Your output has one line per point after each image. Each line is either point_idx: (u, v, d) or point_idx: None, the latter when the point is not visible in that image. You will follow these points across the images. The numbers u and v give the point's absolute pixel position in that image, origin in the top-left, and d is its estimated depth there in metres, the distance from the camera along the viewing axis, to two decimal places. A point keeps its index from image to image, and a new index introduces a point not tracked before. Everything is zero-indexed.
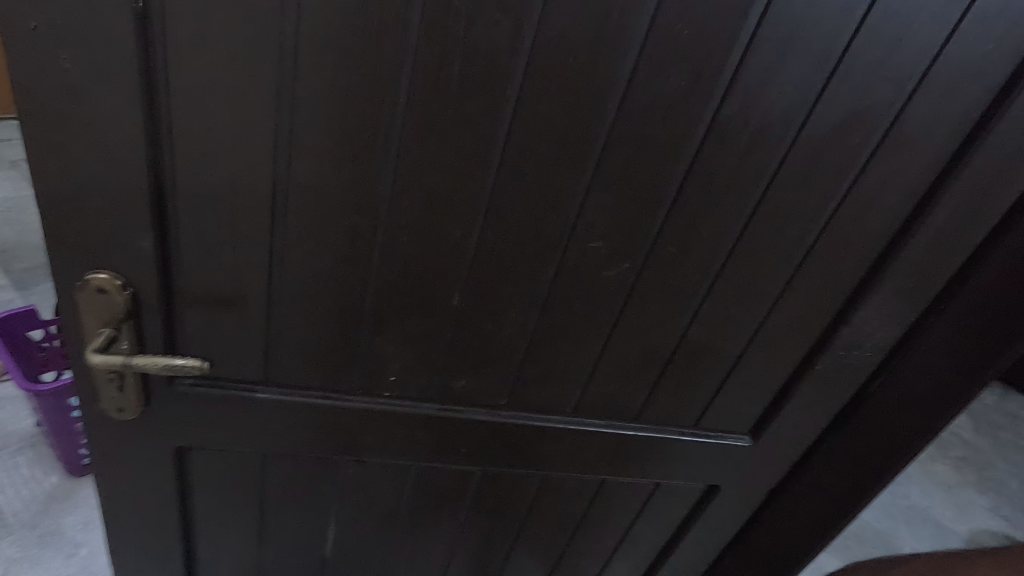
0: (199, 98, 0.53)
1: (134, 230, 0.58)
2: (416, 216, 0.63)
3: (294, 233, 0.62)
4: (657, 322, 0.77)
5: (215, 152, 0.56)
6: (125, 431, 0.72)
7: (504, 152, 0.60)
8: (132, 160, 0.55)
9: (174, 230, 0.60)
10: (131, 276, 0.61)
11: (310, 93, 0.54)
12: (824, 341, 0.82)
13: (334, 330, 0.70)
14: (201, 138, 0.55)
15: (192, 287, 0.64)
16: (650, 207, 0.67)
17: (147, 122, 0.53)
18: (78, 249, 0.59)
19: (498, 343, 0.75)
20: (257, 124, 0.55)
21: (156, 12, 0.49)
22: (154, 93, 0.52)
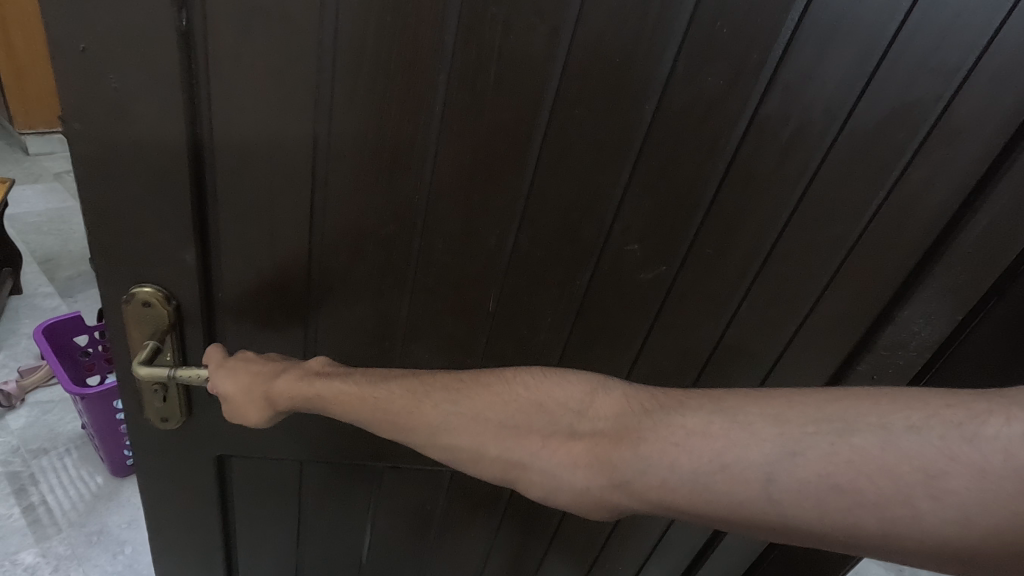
0: (242, 111, 0.54)
1: (178, 243, 0.59)
2: (451, 223, 0.63)
3: (334, 243, 0.63)
4: (695, 324, 0.76)
5: (255, 165, 0.57)
6: (167, 441, 0.73)
7: (539, 158, 0.60)
8: (176, 174, 0.55)
9: (216, 242, 0.61)
10: (175, 289, 0.62)
11: (347, 104, 0.55)
12: (866, 341, 0.81)
13: (372, 337, 0.71)
14: (242, 152, 0.56)
15: (233, 297, 0.65)
16: (688, 209, 0.66)
17: (189, 137, 0.54)
18: (124, 262, 0.60)
19: (534, 349, 0.75)
20: (297, 137, 0.56)
21: (199, 30, 0.49)
22: (198, 107, 0.53)
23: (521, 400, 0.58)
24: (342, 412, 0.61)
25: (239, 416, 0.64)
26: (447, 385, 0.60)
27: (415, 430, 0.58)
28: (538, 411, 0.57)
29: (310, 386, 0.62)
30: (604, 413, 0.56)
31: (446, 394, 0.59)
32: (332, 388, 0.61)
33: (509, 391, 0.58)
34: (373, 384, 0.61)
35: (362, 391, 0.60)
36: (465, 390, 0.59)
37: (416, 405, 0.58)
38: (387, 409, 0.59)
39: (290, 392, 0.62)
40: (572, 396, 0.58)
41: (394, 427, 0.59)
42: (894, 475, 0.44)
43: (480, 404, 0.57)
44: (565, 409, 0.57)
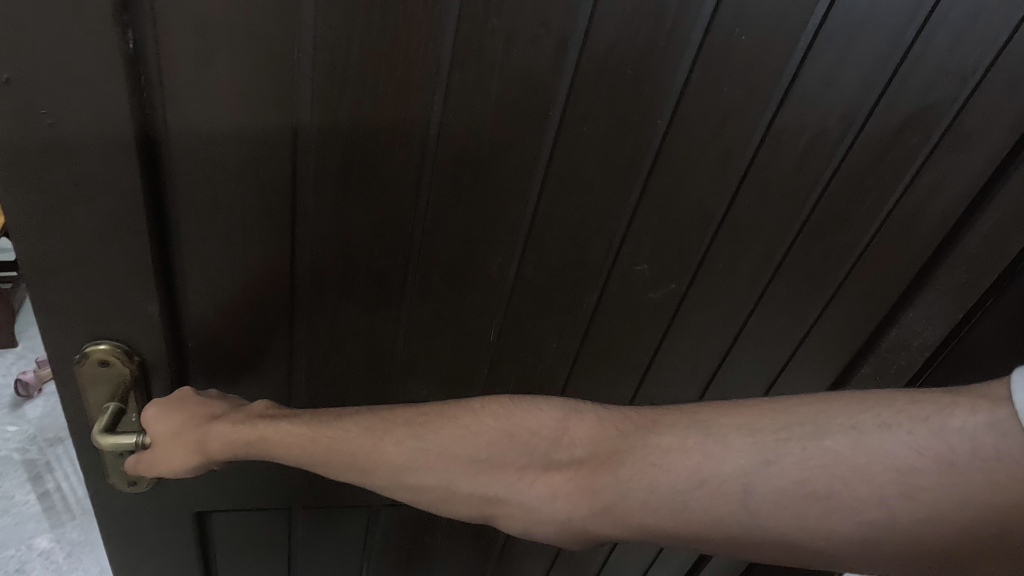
0: (208, 139, 0.46)
1: (139, 293, 0.51)
2: (447, 251, 0.58)
3: (317, 277, 0.57)
4: (704, 338, 0.73)
5: (225, 198, 0.50)
6: (136, 507, 0.65)
7: (544, 180, 0.55)
8: (131, 214, 0.47)
9: (183, 287, 0.54)
10: (138, 343, 0.54)
11: (328, 126, 0.48)
12: (869, 345, 0.81)
13: (363, 377, 0.65)
14: (210, 185, 0.49)
15: (206, 345, 0.58)
16: (700, 224, 0.62)
17: (144, 171, 0.46)
18: (74, 316, 0.52)
19: (538, 374, 0.70)
20: (274, 165, 0.49)
21: (152, 52, 0.42)
22: (153, 137, 0.45)
23: (492, 432, 0.48)
24: (291, 455, 0.49)
25: (159, 466, 0.53)
26: (407, 417, 0.49)
27: (375, 475, 0.48)
28: (511, 443, 0.48)
29: (254, 429, 0.50)
30: (578, 439, 0.48)
31: (409, 428, 0.48)
32: (276, 429, 0.50)
33: (477, 422, 0.48)
34: (326, 421, 0.50)
35: (310, 432, 0.49)
36: (431, 421, 0.48)
37: (374, 443, 0.48)
38: (338, 450, 0.48)
39: (224, 439, 0.50)
40: (544, 422, 0.49)
41: (354, 470, 0.48)
42: (869, 476, 0.42)
43: (446, 438, 0.48)
44: (538, 437, 0.48)
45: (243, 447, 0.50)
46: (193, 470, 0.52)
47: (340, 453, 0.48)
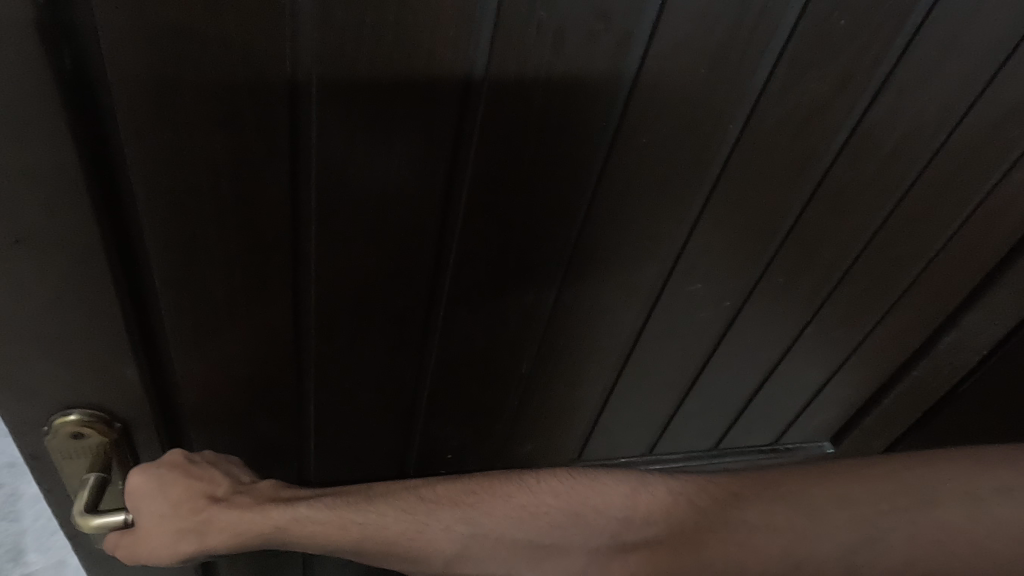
0: (186, 180, 0.37)
1: (114, 358, 0.41)
2: (481, 280, 0.50)
3: (329, 320, 0.48)
4: (755, 350, 0.66)
5: (210, 231, 0.40)
6: None
7: (595, 198, 0.47)
8: (99, 287, 0.37)
9: (167, 338, 0.44)
10: (118, 410, 0.44)
11: (338, 155, 0.39)
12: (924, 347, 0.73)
13: (384, 416, 0.57)
14: (192, 219, 0.39)
15: (199, 398, 0.49)
16: (764, 237, 0.54)
17: (109, 231, 0.36)
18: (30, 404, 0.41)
19: (575, 398, 0.64)
20: (273, 191, 0.40)
21: (99, 50, 0.31)
22: (114, 183, 0.36)
23: (552, 515, 0.41)
24: (313, 547, 0.41)
25: (148, 552, 0.43)
26: (453, 494, 0.42)
27: (421, 564, 0.41)
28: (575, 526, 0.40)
29: (267, 517, 0.42)
30: (653, 518, 0.40)
31: (457, 511, 0.41)
32: (295, 516, 0.42)
33: (540, 502, 0.41)
34: (355, 504, 0.41)
35: (342, 517, 0.41)
36: (479, 503, 0.41)
37: (416, 530, 0.40)
38: (374, 538, 0.40)
39: (238, 526, 0.43)
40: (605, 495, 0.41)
41: (396, 561, 0.41)
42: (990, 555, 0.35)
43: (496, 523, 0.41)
44: (605, 518, 0.40)
45: (262, 536, 0.42)
46: (187, 560, 0.44)
47: (379, 545, 0.40)
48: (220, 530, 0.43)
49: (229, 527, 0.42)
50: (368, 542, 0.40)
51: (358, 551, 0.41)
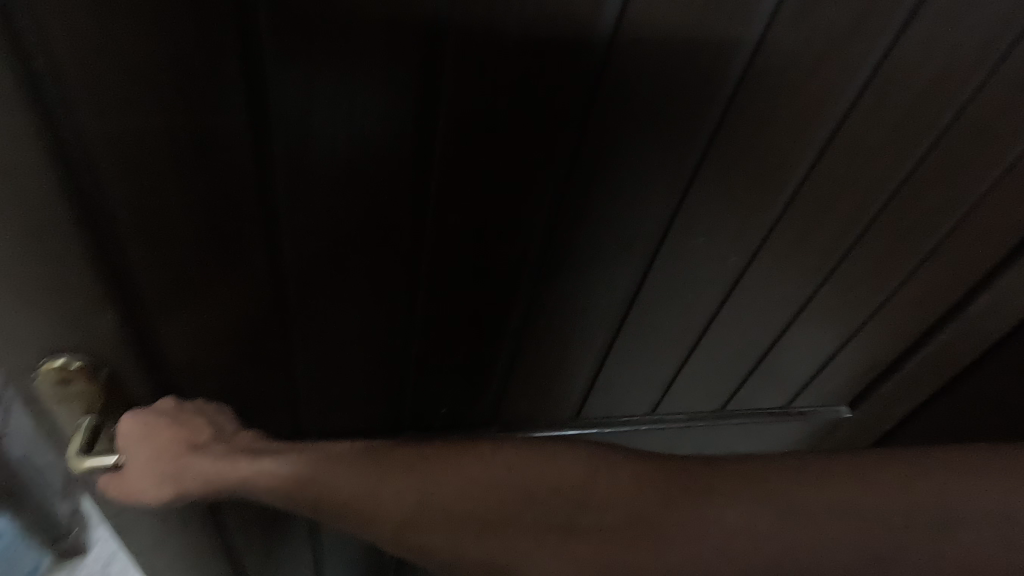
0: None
1: (84, 315, 0.36)
2: (464, 220, 0.48)
3: (309, 260, 0.48)
4: (765, 309, 0.64)
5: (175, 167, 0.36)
6: None
7: (584, 134, 0.45)
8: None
9: (137, 295, 0.39)
10: (104, 362, 0.39)
11: (305, 101, 0.39)
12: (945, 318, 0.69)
13: (372, 361, 0.57)
14: (154, 153, 0.34)
15: (181, 355, 0.46)
16: (773, 185, 0.52)
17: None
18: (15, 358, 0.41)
19: (572, 350, 0.62)
20: (236, 120, 0.37)
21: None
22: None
23: (509, 491, 0.40)
24: (276, 499, 0.42)
25: (128, 491, 0.44)
26: (408, 459, 0.41)
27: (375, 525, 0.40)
28: (530, 504, 0.40)
29: (237, 467, 0.43)
30: (609, 500, 0.41)
31: (408, 475, 0.41)
32: (259, 469, 0.42)
33: (503, 483, 0.41)
34: (314, 459, 0.42)
35: (298, 473, 0.41)
36: (433, 471, 0.41)
37: (369, 490, 0.40)
38: (326, 495, 0.40)
39: (210, 476, 0.43)
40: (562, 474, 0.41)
41: (352, 524, 0.41)
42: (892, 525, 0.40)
43: (450, 495, 0.41)
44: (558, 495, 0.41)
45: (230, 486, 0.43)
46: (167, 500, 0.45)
47: (332, 503, 0.40)
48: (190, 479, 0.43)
49: (202, 477, 0.43)
50: (318, 503, 0.41)
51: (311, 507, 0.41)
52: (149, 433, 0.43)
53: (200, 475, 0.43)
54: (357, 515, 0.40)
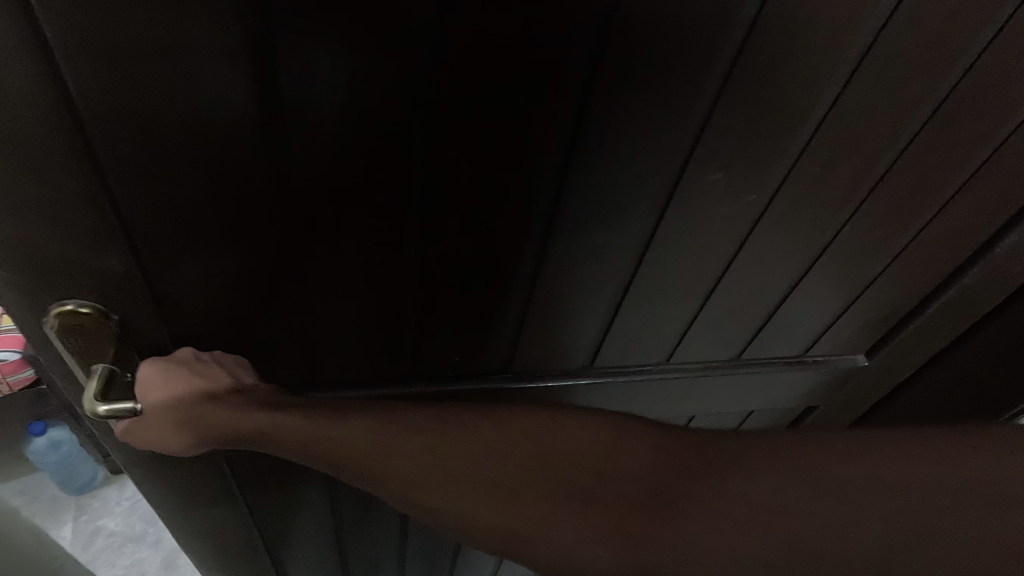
0: (151, 77, 0.34)
1: (97, 251, 0.41)
2: (475, 162, 0.47)
3: (315, 208, 0.46)
4: (784, 253, 0.62)
5: (170, 111, 0.36)
6: (156, 474, 0.59)
7: (600, 66, 0.43)
8: (73, 176, 0.37)
9: (142, 235, 0.42)
10: (114, 304, 0.44)
11: (310, 34, 0.36)
12: (972, 260, 0.68)
13: (384, 312, 0.57)
14: (146, 98, 0.35)
15: (184, 296, 0.47)
16: (797, 120, 0.50)
17: (77, 130, 0.35)
18: (28, 296, 0.41)
19: (586, 299, 0.61)
20: (233, 58, 0.35)
21: None
22: (69, 76, 0.33)
23: (525, 457, 0.41)
24: (291, 453, 0.43)
25: (151, 437, 0.46)
26: (419, 421, 0.43)
27: (386, 483, 0.41)
28: (545, 468, 0.40)
29: (250, 419, 0.44)
30: (627, 474, 0.40)
31: (420, 436, 0.42)
32: (275, 423, 0.43)
33: (510, 437, 0.42)
34: (328, 418, 0.43)
35: (315, 428, 0.43)
36: (444, 431, 0.42)
37: (380, 448, 0.41)
38: (341, 450, 0.42)
39: (229, 426, 0.44)
40: (580, 447, 0.41)
41: (365, 481, 0.42)
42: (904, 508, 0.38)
43: (466, 458, 0.41)
44: (569, 462, 0.41)
45: (247, 436, 0.45)
46: (191, 450, 0.48)
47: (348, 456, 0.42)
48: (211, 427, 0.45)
49: (221, 426, 0.45)
50: (331, 458, 0.42)
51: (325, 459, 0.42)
52: (165, 380, 0.45)
53: (218, 426, 0.45)
54: (370, 471, 0.41)
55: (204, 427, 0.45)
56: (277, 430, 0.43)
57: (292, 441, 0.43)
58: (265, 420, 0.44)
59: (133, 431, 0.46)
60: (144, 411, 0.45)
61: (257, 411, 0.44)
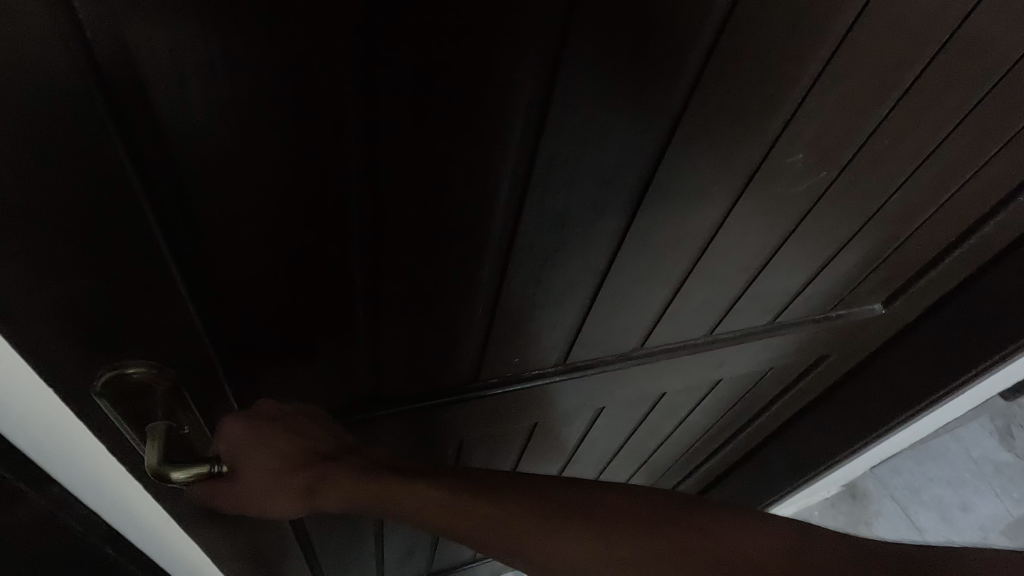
0: (230, 85, 0.30)
1: (154, 284, 0.36)
2: (568, 166, 0.43)
3: (395, 225, 0.42)
4: (836, 225, 0.63)
5: (251, 122, 0.33)
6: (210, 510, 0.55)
7: (712, 56, 0.41)
8: (116, 201, 0.32)
9: (206, 258, 0.38)
10: (173, 339, 0.40)
11: (422, 36, 0.33)
12: (988, 214, 0.73)
13: (450, 325, 0.53)
14: (227, 110, 0.31)
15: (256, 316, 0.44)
16: (879, 96, 0.50)
17: (137, 142, 0.31)
18: (71, 354, 0.37)
19: (646, 290, 0.60)
20: (332, 68, 0.32)
21: None
22: (118, 80, 0.28)
23: (670, 529, 0.42)
24: (414, 524, 0.44)
25: (244, 500, 0.46)
26: (563, 497, 0.44)
27: (530, 550, 0.42)
28: (699, 543, 0.40)
29: (374, 484, 0.45)
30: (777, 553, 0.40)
31: (573, 511, 0.43)
32: (405, 487, 0.45)
33: (654, 514, 0.43)
34: (464, 487, 0.44)
35: (450, 494, 0.44)
36: (589, 499, 0.44)
37: (523, 512, 0.43)
38: (477, 510, 0.43)
39: (349, 494, 0.45)
40: (747, 542, 0.41)
41: (496, 548, 0.42)
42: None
43: (613, 530, 0.42)
44: (729, 558, 0.40)
45: (365, 508, 0.45)
46: (289, 517, 0.47)
47: (487, 521, 0.43)
48: (328, 495, 0.46)
49: (340, 494, 0.46)
50: (463, 523, 0.43)
51: (454, 526, 0.43)
52: (272, 443, 0.46)
53: (332, 494, 0.46)
54: (511, 534, 0.42)
55: (318, 494, 0.46)
56: (403, 492, 0.44)
57: (422, 506, 0.44)
58: (394, 487, 0.45)
59: (225, 487, 0.46)
60: (240, 468, 0.45)
61: (381, 479, 0.45)
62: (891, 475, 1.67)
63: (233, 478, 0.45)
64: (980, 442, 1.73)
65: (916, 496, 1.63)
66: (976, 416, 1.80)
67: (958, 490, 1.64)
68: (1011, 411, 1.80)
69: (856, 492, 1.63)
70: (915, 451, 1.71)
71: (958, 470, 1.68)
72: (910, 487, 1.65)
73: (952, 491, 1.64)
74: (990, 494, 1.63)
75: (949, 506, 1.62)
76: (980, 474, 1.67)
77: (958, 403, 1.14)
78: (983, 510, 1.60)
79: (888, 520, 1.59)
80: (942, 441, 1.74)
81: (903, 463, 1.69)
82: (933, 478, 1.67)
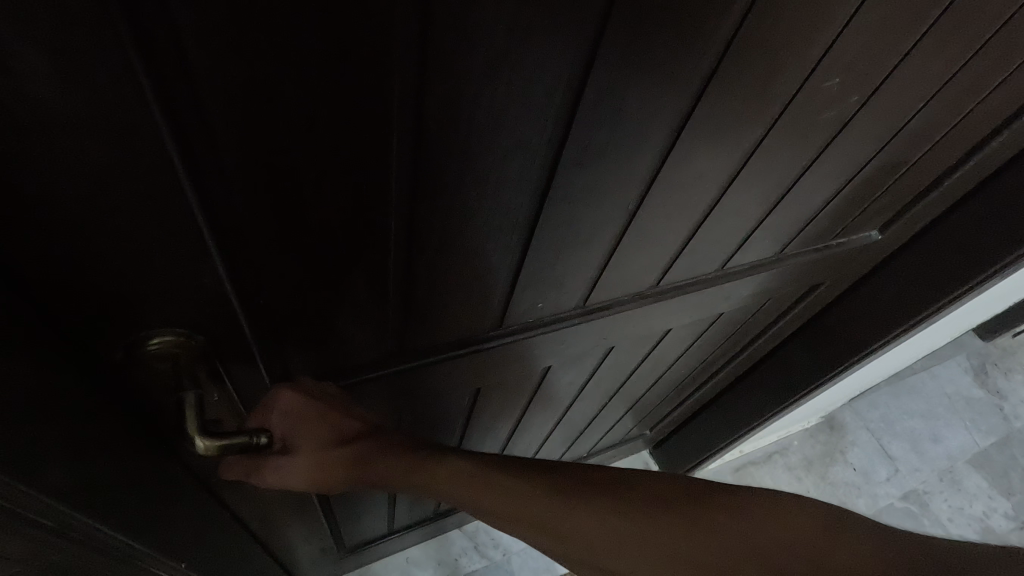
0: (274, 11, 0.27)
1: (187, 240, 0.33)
2: (614, 97, 0.41)
3: (435, 171, 0.39)
4: (852, 154, 0.63)
5: (294, 55, 0.29)
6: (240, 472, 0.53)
7: None
8: (141, 151, 0.28)
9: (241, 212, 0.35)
10: (207, 300, 0.37)
11: None
12: (986, 139, 0.75)
13: (480, 272, 0.52)
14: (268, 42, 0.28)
15: (290, 274, 0.41)
16: (917, 19, 0.48)
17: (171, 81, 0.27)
18: (95, 316, 0.34)
19: (669, 228, 0.59)
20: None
21: None
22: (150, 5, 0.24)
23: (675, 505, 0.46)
24: (448, 501, 0.50)
25: (288, 478, 0.48)
26: (580, 478, 0.49)
27: (550, 526, 0.47)
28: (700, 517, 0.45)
29: (417, 469, 0.50)
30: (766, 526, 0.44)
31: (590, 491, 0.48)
32: (448, 468, 0.50)
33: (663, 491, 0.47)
34: (494, 471, 0.50)
35: (484, 475, 0.49)
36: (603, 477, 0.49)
37: (545, 490, 0.48)
38: (506, 490, 0.49)
39: (389, 475, 0.51)
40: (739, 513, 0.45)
41: (521, 524, 0.48)
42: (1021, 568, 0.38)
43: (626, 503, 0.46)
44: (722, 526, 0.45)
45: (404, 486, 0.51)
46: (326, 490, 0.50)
47: (515, 506, 0.48)
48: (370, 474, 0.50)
49: (380, 474, 0.51)
50: (490, 504, 0.49)
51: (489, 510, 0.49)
52: (323, 423, 0.48)
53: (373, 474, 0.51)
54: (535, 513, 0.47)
55: (360, 471, 0.50)
56: (441, 476, 0.50)
57: (459, 490, 0.49)
58: (434, 469, 0.50)
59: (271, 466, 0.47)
60: (291, 445, 0.47)
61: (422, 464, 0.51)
62: (869, 409, 1.76)
63: (279, 459, 0.47)
64: (955, 379, 1.86)
65: (892, 428, 1.74)
66: (952, 356, 1.90)
67: (931, 423, 1.76)
68: (984, 350, 1.93)
69: (835, 424, 1.73)
70: (893, 384, 1.82)
71: (931, 404, 1.79)
72: (885, 421, 1.75)
73: (926, 424, 1.75)
74: (963, 429, 1.76)
75: (922, 438, 1.73)
76: (953, 409, 1.79)
77: (935, 328, 1.19)
78: (952, 441, 1.73)
79: (864, 451, 1.69)
80: (919, 377, 1.85)
81: (880, 397, 1.79)
82: (908, 411, 1.77)
